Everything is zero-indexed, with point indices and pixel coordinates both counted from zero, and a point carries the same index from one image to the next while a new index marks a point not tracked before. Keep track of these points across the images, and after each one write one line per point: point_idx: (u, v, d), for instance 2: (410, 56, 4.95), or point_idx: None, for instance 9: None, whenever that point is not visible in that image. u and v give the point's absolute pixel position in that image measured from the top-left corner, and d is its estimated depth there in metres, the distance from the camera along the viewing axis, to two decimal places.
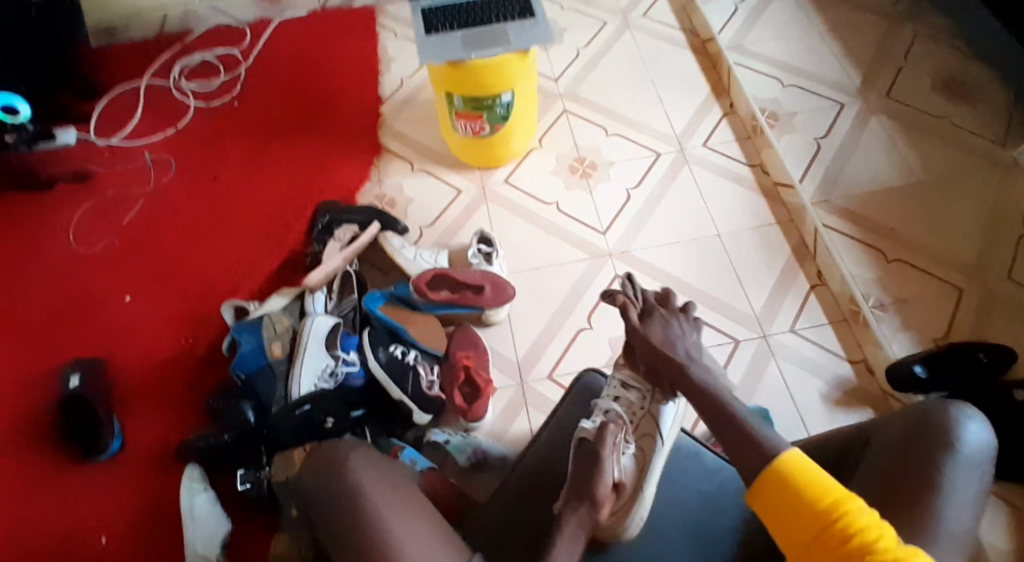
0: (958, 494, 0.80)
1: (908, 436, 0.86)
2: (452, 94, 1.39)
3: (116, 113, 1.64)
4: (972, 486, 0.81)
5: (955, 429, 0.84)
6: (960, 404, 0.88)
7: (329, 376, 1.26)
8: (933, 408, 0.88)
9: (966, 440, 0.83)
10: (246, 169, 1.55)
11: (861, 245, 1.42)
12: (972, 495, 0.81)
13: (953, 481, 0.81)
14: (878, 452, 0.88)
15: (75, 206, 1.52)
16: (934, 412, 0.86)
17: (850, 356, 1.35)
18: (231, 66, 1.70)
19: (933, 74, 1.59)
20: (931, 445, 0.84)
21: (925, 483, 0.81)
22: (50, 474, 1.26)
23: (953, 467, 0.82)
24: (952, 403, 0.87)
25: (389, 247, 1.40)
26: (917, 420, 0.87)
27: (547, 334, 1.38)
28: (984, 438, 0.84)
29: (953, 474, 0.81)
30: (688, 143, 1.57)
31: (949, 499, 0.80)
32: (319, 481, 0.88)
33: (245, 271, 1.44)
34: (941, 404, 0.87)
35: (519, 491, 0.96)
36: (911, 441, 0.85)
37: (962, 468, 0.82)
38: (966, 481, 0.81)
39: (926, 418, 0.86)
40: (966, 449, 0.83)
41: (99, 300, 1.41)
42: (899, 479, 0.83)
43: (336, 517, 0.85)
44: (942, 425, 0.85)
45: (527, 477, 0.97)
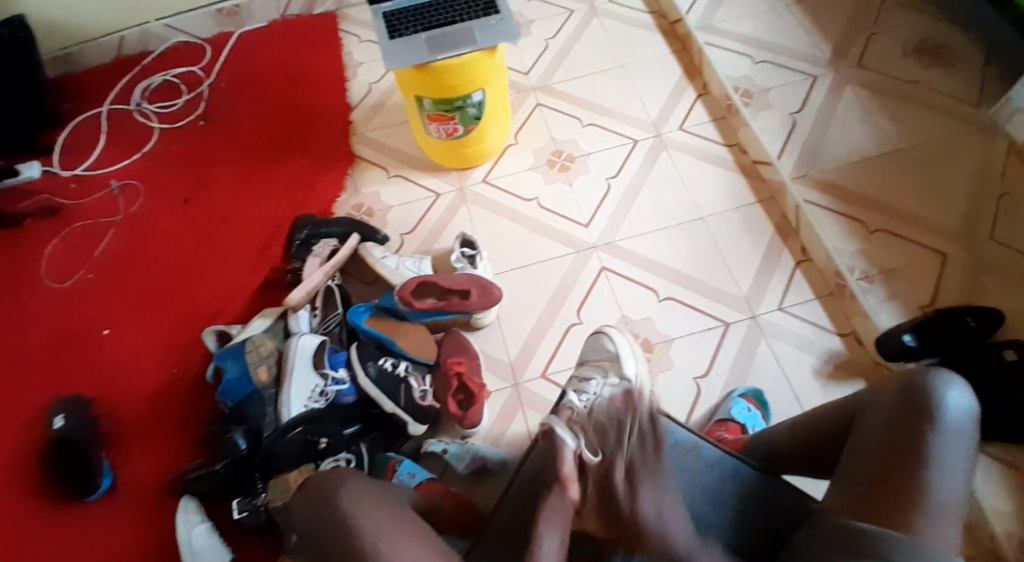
0: (945, 465, 0.80)
1: (893, 407, 0.85)
2: (422, 97, 1.36)
3: (79, 140, 1.59)
4: (958, 455, 0.81)
5: (937, 396, 0.83)
6: (941, 370, 0.86)
7: (319, 395, 1.25)
8: (914, 376, 0.86)
9: (948, 407, 0.82)
10: (218, 189, 1.52)
11: (843, 218, 1.42)
12: (959, 464, 0.80)
13: (939, 451, 0.80)
14: (864, 426, 0.86)
15: (45, 240, 1.48)
16: (915, 379, 0.85)
17: (840, 330, 1.35)
18: (194, 83, 1.66)
19: (903, 40, 1.58)
20: (916, 413, 0.83)
21: (912, 458, 0.80)
22: (45, 519, 1.23)
23: (938, 438, 0.81)
24: (932, 369, 0.86)
25: (371, 258, 1.38)
26: (900, 391, 0.85)
27: (538, 333, 1.37)
28: (966, 403, 0.83)
29: (939, 444, 0.80)
30: (664, 127, 1.56)
31: (937, 471, 0.79)
32: (320, 515, 0.87)
33: (226, 294, 1.41)
34: (924, 371, 0.86)
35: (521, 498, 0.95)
36: (895, 413, 0.84)
37: (951, 436, 0.81)
38: (948, 449, 0.80)
39: (908, 389, 0.85)
40: (948, 417, 0.82)
41: (79, 337, 1.38)
42: (888, 453, 0.82)
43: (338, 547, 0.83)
44: (924, 392, 0.84)
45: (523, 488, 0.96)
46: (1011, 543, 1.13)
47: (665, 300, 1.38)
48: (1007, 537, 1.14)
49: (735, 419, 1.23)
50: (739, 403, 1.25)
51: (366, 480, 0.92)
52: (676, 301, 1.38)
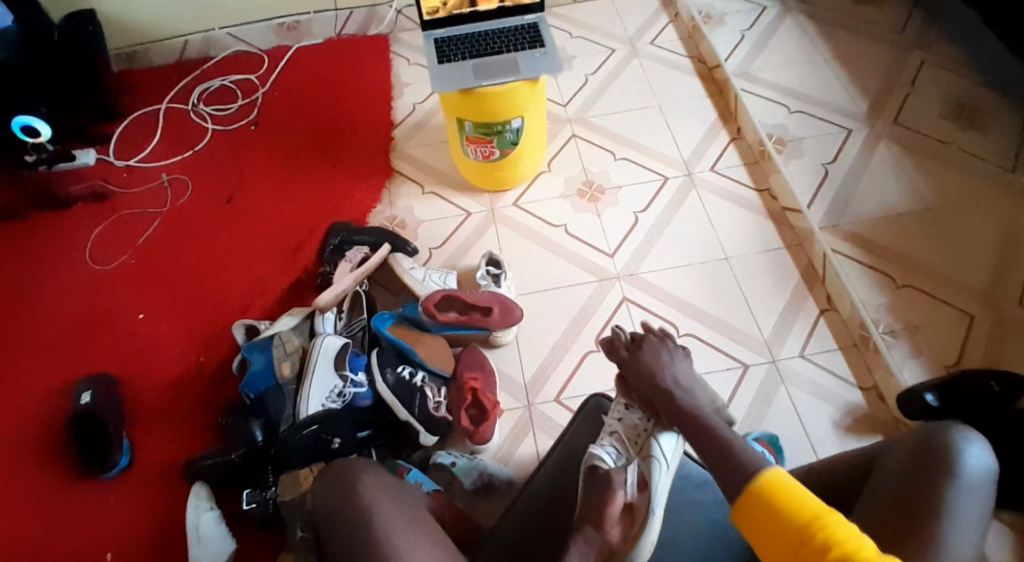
0: (960, 518, 0.80)
1: (911, 462, 0.85)
2: (463, 119, 1.41)
3: (136, 135, 1.68)
4: (975, 510, 0.81)
5: (956, 453, 0.84)
6: (962, 427, 0.87)
7: (337, 396, 1.27)
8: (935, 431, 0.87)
9: (967, 464, 0.83)
10: (260, 191, 1.58)
11: (870, 270, 1.42)
12: (974, 518, 0.80)
13: (955, 505, 0.80)
14: (879, 481, 0.87)
15: (93, 225, 1.55)
16: (935, 435, 0.86)
17: (861, 384, 1.34)
18: (249, 91, 1.74)
19: (940, 100, 1.60)
20: (931, 467, 0.83)
21: (925, 509, 0.81)
22: (60, 490, 1.27)
23: (956, 491, 0.81)
24: (952, 427, 0.87)
25: (400, 269, 1.41)
26: (918, 447, 0.86)
27: (553, 357, 1.39)
28: (986, 461, 0.84)
29: (955, 496, 0.81)
30: (695, 167, 1.59)
31: (953, 526, 0.79)
32: (335, 500, 0.90)
33: (256, 290, 1.45)
34: (944, 427, 0.86)
35: (518, 529, 0.99)
36: (911, 466, 0.85)
37: (965, 490, 0.81)
38: (967, 505, 0.81)
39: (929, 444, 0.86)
40: (965, 474, 0.82)
41: (113, 317, 1.44)
42: (905, 503, 0.82)
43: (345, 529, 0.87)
44: (941, 448, 0.84)
45: (541, 496, 1.02)
46: None
47: (682, 335, 1.39)
48: None
49: None
50: (754, 448, 1.21)
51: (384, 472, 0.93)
52: (694, 336, 1.39)
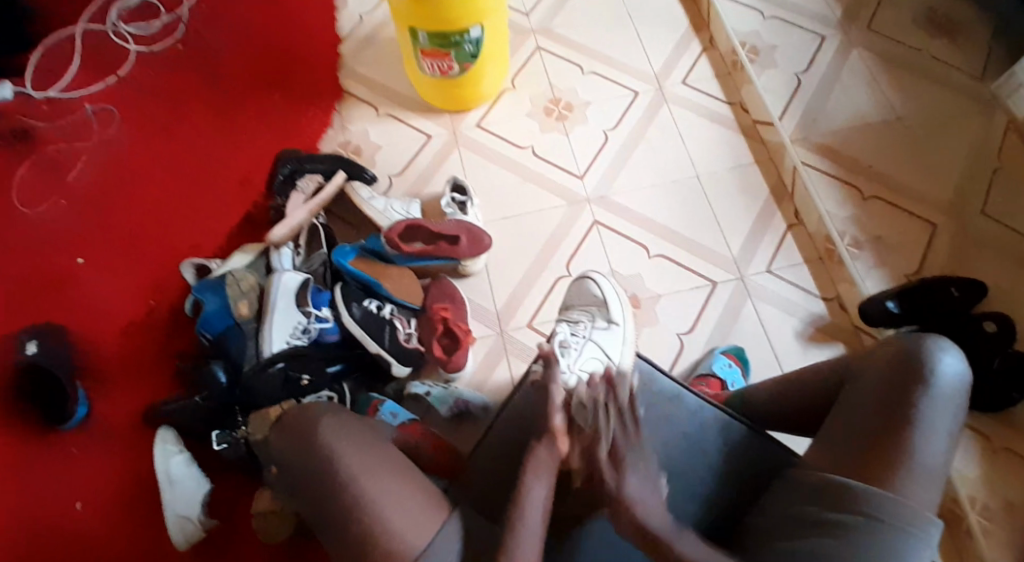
0: (934, 427, 0.82)
1: (886, 374, 0.86)
2: (417, 30, 1.30)
3: (52, 60, 1.51)
4: (947, 418, 0.83)
5: (929, 361, 0.85)
6: (934, 336, 0.88)
7: (302, 332, 1.22)
8: (910, 343, 0.88)
9: (940, 372, 0.84)
10: (198, 117, 1.45)
11: (838, 182, 1.41)
12: (947, 427, 0.83)
13: (928, 414, 0.83)
14: (854, 392, 0.88)
15: (13, 163, 1.41)
16: (911, 347, 0.87)
17: (824, 294, 1.35)
18: (173, 3, 1.57)
19: (912, 4, 1.55)
20: (906, 381, 0.84)
21: (901, 416, 0.83)
22: (15, 449, 1.21)
23: (930, 400, 0.83)
24: (927, 336, 0.88)
25: (358, 198, 1.34)
26: (892, 359, 0.87)
27: (525, 284, 1.35)
28: (957, 370, 0.85)
29: (929, 406, 0.83)
30: (666, 80, 1.52)
31: (926, 433, 0.82)
32: (297, 450, 0.88)
33: (206, 227, 1.36)
34: (917, 339, 0.87)
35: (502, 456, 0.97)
36: (888, 376, 0.86)
37: (940, 401, 0.83)
38: (938, 413, 0.83)
39: (905, 356, 0.86)
40: (938, 382, 0.84)
41: (50, 261, 1.34)
42: (881, 413, 0.84)
43: (319, 482, 0.85)
44: (917, 360, 0.85)
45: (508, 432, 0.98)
46: (976, 511, 1.17)
47: (654, 256, 1.37)
48: (972, 505, 1.18)
49: (716, 373, 1.24)
50: (720, 360, 1.26)
51: (352, 417, 0.92)
52: (664, 257, 1.37)
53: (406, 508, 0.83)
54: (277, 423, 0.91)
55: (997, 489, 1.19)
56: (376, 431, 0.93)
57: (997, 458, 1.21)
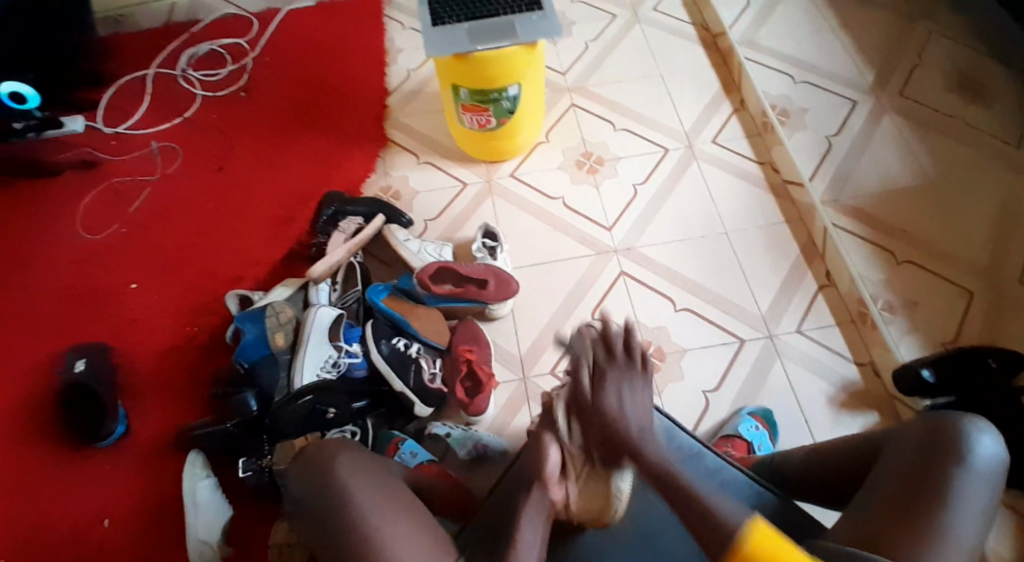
0: (968, 507, 0.79)
1: (920, 449, 0.84)
2: (459, 86, 1.37)
3: (124, 101, 1.65)
4: (980, 498, 0.79)
5: (966, 441, 0.83)
6: (973, 416, 0.86)
7: (331, 366, 1.27)
8: (946, 420, 0.85)
9: (977, 453, 0.82)
10: (252, 159, 1.56)
11: (873, 246, 1.40)
12: (980, 508, 0.79)
13: (961, 494, 0.79)
14: (885, 465, 0.85)
15: (82, 195, 1.53)
16: (946, 423, 0.84)
17: (857, 358, 1.33)
18: (239, 56, 1.70)
19: (947, 73, 1.56)
20: (941, 457, 0.82)
21: (932, 492, 0.80)
22: (55, 459, 1.28)
23: (965, 480, 0.80)
24: (963, 415, 0.85)
25: (393, 240, 1.40)
26: (927, 434, 0.85)
27: (549, 330, 1.38)
28: (996, 452, 0.82)
29: (965, 487, 0.80)
30: (696, 139, 1.56)
31: (957, 512, 0.78)
32: (312, 481, 0.91)
33: (250, 260, 1.44)
34: (955, 418, 0.85)
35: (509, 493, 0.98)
36: (919, 450, 0.84)
37: (975, 482, 0.80)
38: (972, 495, 0.79)
39: (940, 433, 0.84)
40: (974, 463, 0.81)
41: (106, 286, 1.43)
42: (912, 487, 0.81)
43: (329, 506, 0.88)
44: (953, 439, 0.83)
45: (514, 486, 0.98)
46: None
47: (678, 309, 1.38)
48: None
49: (742, 435, 1.23)
50: (746, 421, 1.24)
51: (366, 457, 0.95)
52: (689, 311, 1.38)
53: (409, 545, 0.85)
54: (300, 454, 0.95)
55: None
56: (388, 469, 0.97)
57: None
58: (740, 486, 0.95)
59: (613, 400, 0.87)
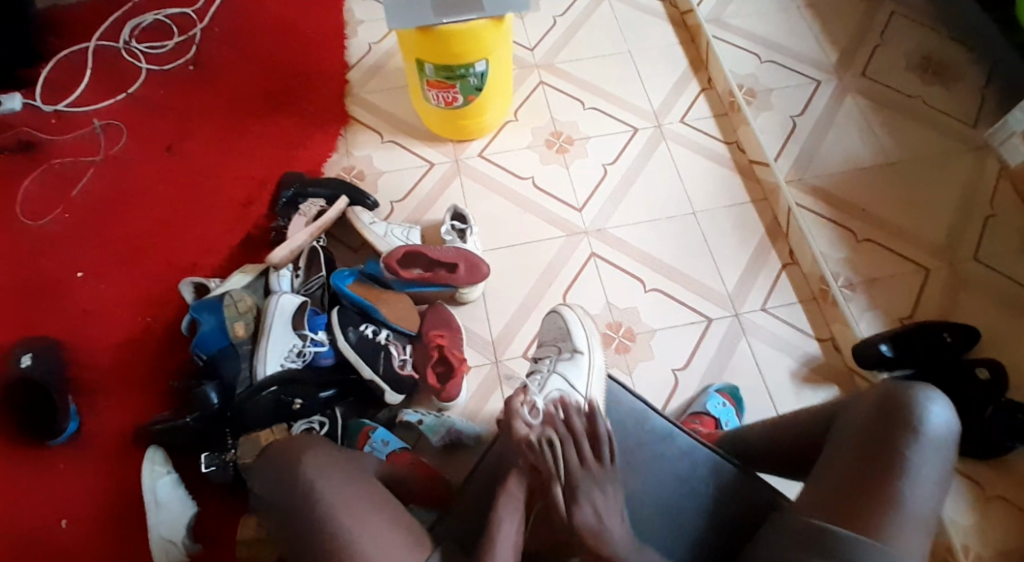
0: (922, 476, 0.80)
1: (874, 418, 0.85)
2: (424, 62, 1.32)
3: (62, 75, 1.53)
4: (936, 468, 0.81)
5: (919, 410, 0.83)
6: (924, 385, 0.87)
7: (296, 355, 1.22)
8: (898, 390, 0.86)
9: (929, 421, 0.83)
10: (203, 137, 1.47)
11: (831, 223, 1.43)
12: (935, 477, 0.81)
13: (916, 463, 0.80)
14: (841, 436, 0.86)
15: (17, 176, 1.42)
16: (898, 395, 0.85)
17: (819, 335, 1.36)
18: (186, 26, 1.60)
19: (906, 53, 1.59)
20: (893, 426, 0.83)
21: (887, 465, 0.81)
22: (4, 461, 1.20)
23: (916, 447, 0.81)
24: (913, 385, 0.86)
25: (359, 223, 1.35)
26: (880, 404, 0.86)
27: (521, 314, 1.36)
28: (947, 419, 0.83)
29: (919, 454, 0.81)
30: (665, 118, 1.55)
31: (912, 482, 0.80)
32: (278, 484, 0.87)
33: (206, 245, 1.37)
34: (906, 387, 0.86)
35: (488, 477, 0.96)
36: (875, 421, 0.84)
37: (929, 449, 0.81)
38: (926, 462, 0.81)
39: (892, 403, 0.85)
40: (927, 430, 0.82)
41: (49, 274, 1.34)
42: (867, 459, 0.82)
43: (296, 508, 0.85)
44: (904, 407, 0.84)
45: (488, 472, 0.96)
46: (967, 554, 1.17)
47: (648, 290, 1.38)
48: (963, 548, 1.17)
49: (710, 413, 1.24)
50: (714, 398, 1.26)
51: (336, 451, 0.91)
52: (659, 291, 1.38)
53: (385, 542, 0.82)
54: (261, 457, 0.91)
55: (988, 534, 1.18)
56: (360, 462, 0.94)
57: (989, 502, 1.20)
58: (708, 463, 0.95)
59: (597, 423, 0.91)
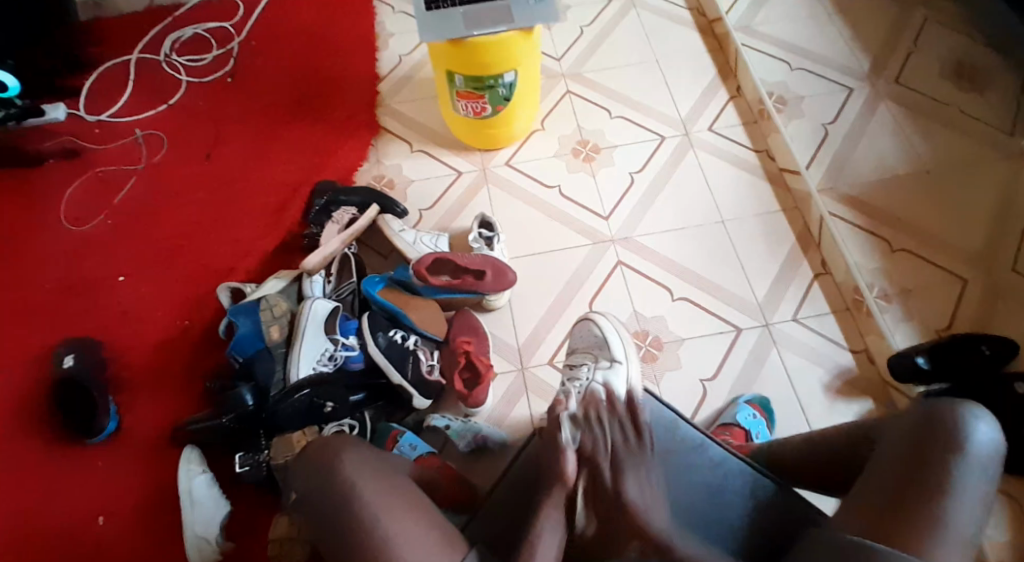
0: (966, 495, 0.77)
1: (917, 435, 0.82)
2: (454, 73, 1.35)
3: (107, 88, 1.60)
4: (980, 488, 0.78)
5: (963, 429, 0.81)
6: (968, 402, 0.84)
7: (328, 359, 1.25)
8: (940, 407, 0.83)
9: (973, 440, 0.80)
10: (240, 147, 1.52)
11: (865, 233, 1.41)
12: (979, 498, 0.78)
13: (960, 482, 0.78)
14: (881, 452, 0.84)
15: (65, 184, 1.49)
16: (941, 408, 0.83)
17: (853, 347, 1.34)
18: (224, 39, 1.65)
19: (941, 59, 1.57)
20: (936, 446, 0.80)
21: (932, 485, 0.78)
22: (47, 457, 1.25)
23: (960, 467, 0.79)
24: (959, 401, 0.83)
25: (389, 231, 1.37)
26: (922, 423, 0.83)
27: (547, 321, 1.37)
28: (992, 439, 0.81)
29: (961, 473, 0.78)
30: (693, 126, 1.55)
31: (955, 501, 0.77)
32: (320, 486, 0.88)
33: (241, 252, 1.41)
34: (949, 404, 0.83)
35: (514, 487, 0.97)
36: (916, 441, 0.82)
37: (973, 469, 0.79)
38: (971, 482, 0.78)
39: (934, 422, 0.82)
40: (971, 451, 0.79)
41: (93, 278, 1.39)
42: (910, 479, 0.79)
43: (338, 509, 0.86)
44: (948, 425, 0.81)
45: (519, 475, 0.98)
46: None
47: (676, 299, 1.38)
48: None
49: (739, 424, 1.23)
50: (743, 410, 1.25)
51: (372, 450, 0.93)
52: (687, 300, 1.38)
53: (419, 542, 0.84)
54: (301, 454, 0.92)
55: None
56: (394, 463, 0.96)
57: None
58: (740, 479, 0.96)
59: (630, 358, 0.97)
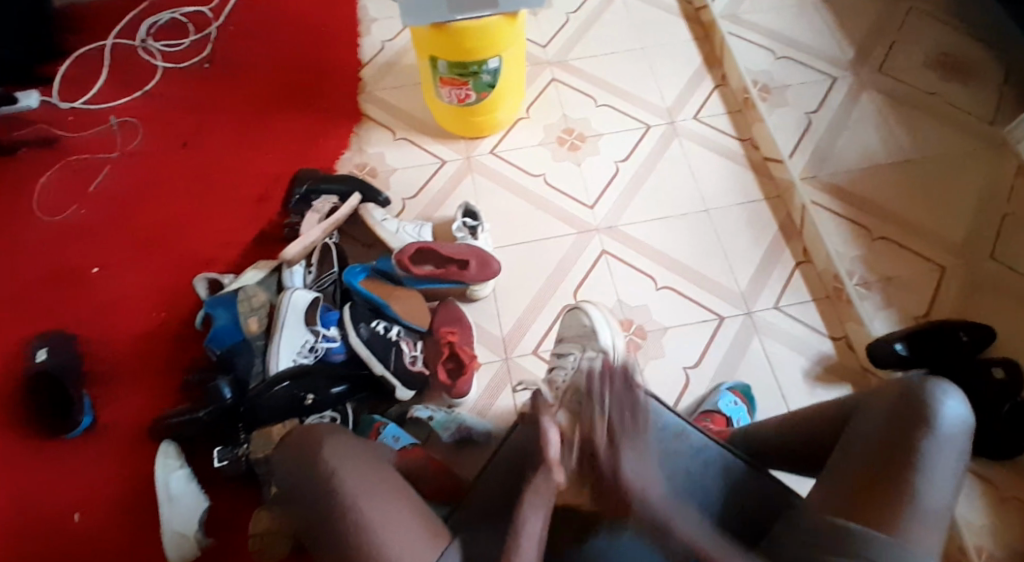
0: (938, 472, 0.77)
1: (889, 412, 0.81)
2: (437, 59, 1.32)
3: (79, 74, 1.55)
4: (952, 463, 0.78)
5: (934, 405, 0.80)
6: (939, 378, 0.83)
7: (308, 351, 1.23)
8: (912, 383, 0.82)
9: (945, 416, 0.79)
10: (218, 135, 1.49)
11: (847, 221, 1.41)
12: (951, 474, 0.77)
13: (932, 459, 0.77)
14: (855, 429, 0.83)
15: (36, 172, 1.44)
16: (911, 385, 0.82)
17: (832, 334, 1.35)
18: (202, 25, 1.61)
19: (924, 49, 1.57)
20: (909, 423, 0.79)
21: (904, 461, 0.77)
22: (22, 453, 1.22)
23: (933, 443, 0.78)
24: (931, 377, 0.83)
25: (371, 220, 1.36)
26: (894, 400, 0.82)
27: (532, 311, 1.36)
28: (963, 414, 0.80)
29: (934, 449, 0.78)
30: (678, 115, 1.54)
31: (927, 478, 0.77)
32: (302, 474, 0.87)
33: (220, 242, 1.38)
34: (921, 380, 0.82)
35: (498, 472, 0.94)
36: (889, 420, 0.81)
37: (945, 444, 0.78)
38: (944, 458, 0.78)
39: (908, 399, 0.81)
40: (943, 428, 0.79)
41: (66, 269, 1.36)
42: (881, 458, 0.78)
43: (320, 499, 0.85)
44: (921, 402, 0.80)
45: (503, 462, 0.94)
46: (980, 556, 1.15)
47: (660, 288, 1.37)
48: (976, 550, 1.16)
49: (721, 411, 1.23)
50: (725, 397, 1.25)
51: (357, 442, 0.91)
52: (671, 289, 1.38)
53: (403, 534, 0.82)
54: (280, 445, 0.91)
55: (1001, 534, 1.17)
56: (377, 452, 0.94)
57: (1002, 504, 1.19)
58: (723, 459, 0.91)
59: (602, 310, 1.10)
